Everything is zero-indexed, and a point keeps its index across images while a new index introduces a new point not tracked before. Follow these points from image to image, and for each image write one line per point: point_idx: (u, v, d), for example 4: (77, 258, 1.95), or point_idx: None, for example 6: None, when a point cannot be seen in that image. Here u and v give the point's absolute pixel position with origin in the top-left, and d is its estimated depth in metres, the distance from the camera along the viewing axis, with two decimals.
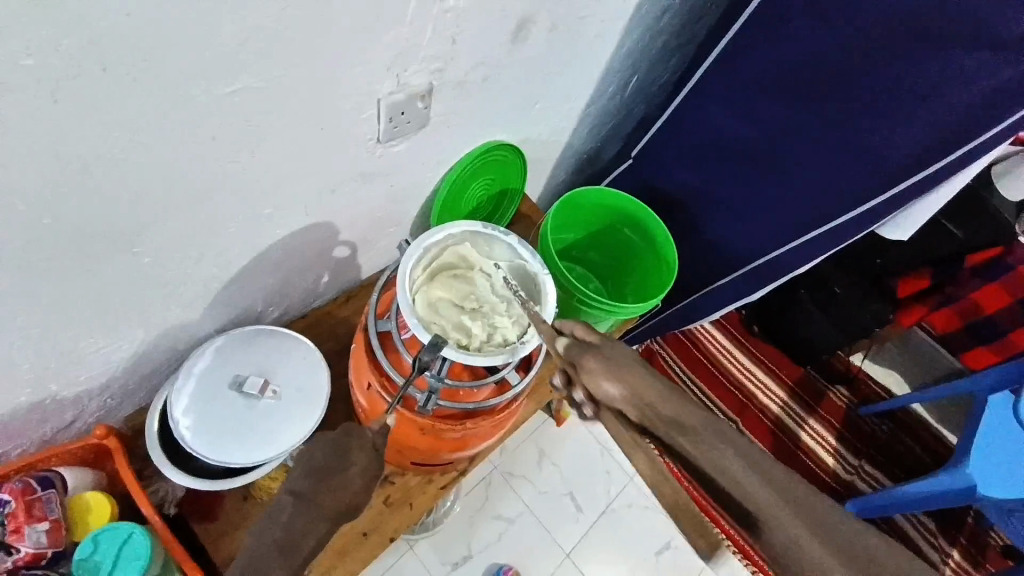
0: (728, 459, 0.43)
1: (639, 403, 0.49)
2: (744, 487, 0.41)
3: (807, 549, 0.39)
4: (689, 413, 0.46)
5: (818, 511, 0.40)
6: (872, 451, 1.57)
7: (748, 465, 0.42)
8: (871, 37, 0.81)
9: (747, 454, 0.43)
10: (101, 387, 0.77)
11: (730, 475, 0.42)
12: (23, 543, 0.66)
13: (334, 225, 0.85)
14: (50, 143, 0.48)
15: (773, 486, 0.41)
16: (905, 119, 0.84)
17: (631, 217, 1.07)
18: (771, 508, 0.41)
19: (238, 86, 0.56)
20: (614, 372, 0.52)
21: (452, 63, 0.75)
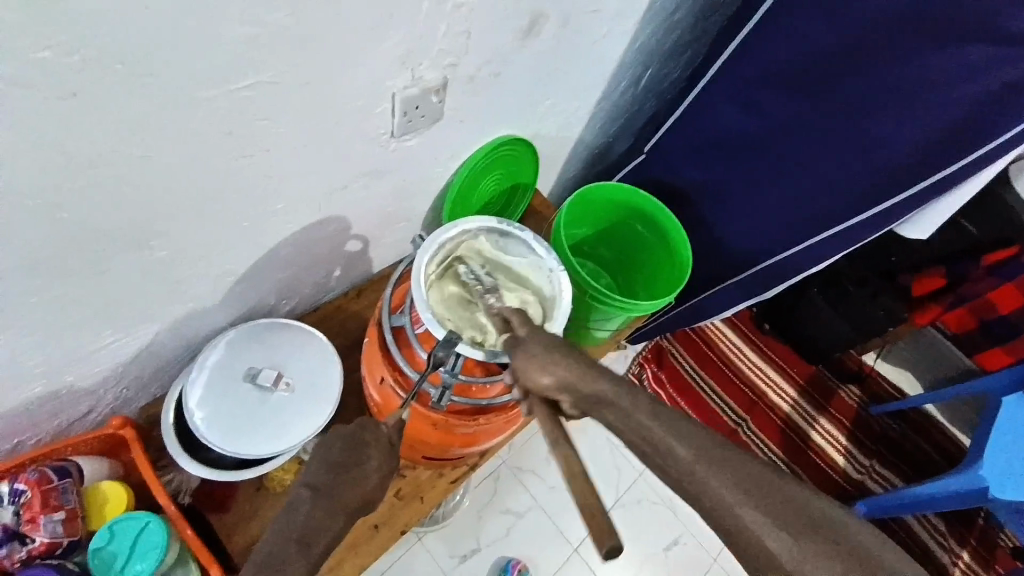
0: (661, 433, 0.50)
1: (579, 393, 0.52)
2: (677, 455, 0.49)
3: (731, 501, 0.46)
4: (614, 392, 0.52)
5: (736, 463, 0.48)
6: (883, 451, 1.56)
7: (677, 435, 0.49)
8: (898, 27, 0.80)
9: (674, 428, 0.50)
10: (116, 378, 0.77)
11: (663, 446, 0.49)
12: (39, 532, 0.67)
13: (346, 219, 0.85)
14: (68, 138, 0.49)
15: (697, 448, 0.49)
16: (926, 116, 0.83)
17: (644, 213, 1.06)
18: (698, 471, 0.48)
19: (252, 82, 0.56)
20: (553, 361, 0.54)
21: (465, 57, 0.74)
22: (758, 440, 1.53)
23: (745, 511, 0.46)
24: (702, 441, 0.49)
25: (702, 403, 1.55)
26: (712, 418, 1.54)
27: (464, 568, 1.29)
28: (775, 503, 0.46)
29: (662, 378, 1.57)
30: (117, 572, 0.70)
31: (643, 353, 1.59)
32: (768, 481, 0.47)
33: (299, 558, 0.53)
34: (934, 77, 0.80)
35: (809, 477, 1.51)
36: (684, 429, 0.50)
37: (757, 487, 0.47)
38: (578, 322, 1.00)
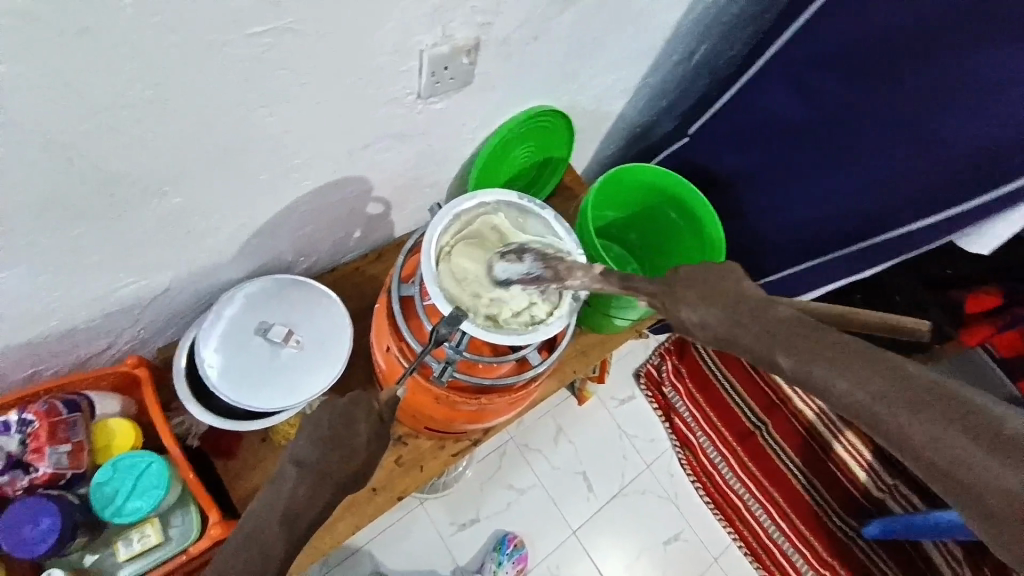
0: (818, 369, 0.39)
1: (727, 300, 0.45)
2: (852, 398, 0.37)
3: (875, 410, 0.37)
4: (754, 296, 0.45)
5: (925, 381, 0.36)
6: (909, 472, 1.47)
7: (846, 366, 0.38)
8: (995, 14, 0.71)
9: (808, 350, 0.40)
10: (133, 320, 0.79)
11: (838, 390, 0.38)
12: (43, 462, 0.70)
13: (367, 180, 0.83)
14: (81, 76, 0.48)
15: (840, 365, 0.38)
16: (1004, 123, 0.74)
17: (677, 199, 1.01)
18: (831, 386, 0.38)
19: (270, 27, 0.53)
20: (687, 299, 0.48)
21: (500, 17, 0.70)
22: (777, 446, 1.48)
23: (905, 424, 0.36)
24: (856, 342, 0.39)
25: (720, 402, 1.50)
26: (729, 418, 1.49)
27: (461, 536, 1.30)
28: (933, 409, 0.35)
29: (681, 371, 1.52)
30: (115, 507, 0.72)
31: (665, 344, 1.54)
32: (921, 379, 0.36)
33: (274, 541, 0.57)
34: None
35: (825, 489, 1.45)
36: (857, 356, 0.38)
37: (953, 407, 0.35)
38: (597, 308, 0.97)
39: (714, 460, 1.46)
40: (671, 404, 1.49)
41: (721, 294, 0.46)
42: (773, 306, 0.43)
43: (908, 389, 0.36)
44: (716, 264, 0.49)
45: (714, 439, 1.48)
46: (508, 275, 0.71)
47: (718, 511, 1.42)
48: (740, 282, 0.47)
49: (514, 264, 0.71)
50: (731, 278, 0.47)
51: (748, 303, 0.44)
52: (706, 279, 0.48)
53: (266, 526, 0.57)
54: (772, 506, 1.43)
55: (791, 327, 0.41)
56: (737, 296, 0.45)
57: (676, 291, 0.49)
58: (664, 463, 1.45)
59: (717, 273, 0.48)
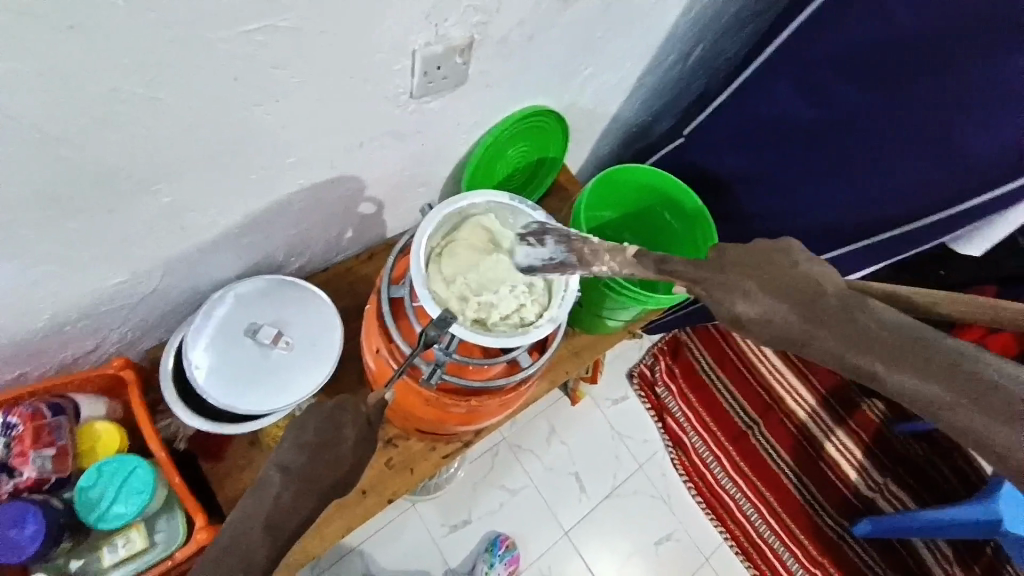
0: (887, 369, 0.38)
1: (792, 292, 0.43)
2: (919, 403, 0.36)
3: (947, 411, 0.35)
4: (826, 287, 0.42)
5: (1004, 387, 0.34)
6: (900, 473, 1.48)
7: (910, 369, 0.37)
8: (1009, 13, 0.69)
9: (874, 349, 0.39)
10: (120, 321, 0.77)
11: (901, 393, 0.37)
12: (27, 466, 0.70)
13: (360, 180, 0.82)
14: (66, 72, 0.47)
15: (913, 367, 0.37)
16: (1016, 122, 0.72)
17: (672, 200, 1.01)
18: (904, 385, 0.37)
19: (262, 26, 0.52)
20: (744, 287, 0.45)
21: (496, 16, 0.69)
22: (769, 446, 1.48)
23: (985, 424, 0.34)
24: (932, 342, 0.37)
25: (713, 403, 1.51)
26: (721, 418, 1.50)
27: (454, 537, 1.30)
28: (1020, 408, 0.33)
29: (674, 372, 1.53)
30: (100, 511, 0.71)
31: (659, 344, 1.54)
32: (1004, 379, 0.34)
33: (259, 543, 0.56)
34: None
35: (816, 489, 1.46)
36: (925, 358, 0.37)
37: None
38: (590, 309, 0.96)
39: (707, 459, 1.46)
40: (665, 405, 1.49)
41: (785, 284, 0.44)
42: (847, 301, 0.41)
43: (981, 395, 0.34)
44: (776, 248, 0.46)
45: (707, 439, 1.48)
46: (530, 262, 0.72)
47: (710, 511, 1.43)
48: (809, 268, 0.44)
49: (538, 248, 0.71)
50: (798, 265, 0.45)
51: (812, 293, 0.43)
52: (771, 264, 0.45)
53: (251, 534, 0.56)
54: (763, 505, 1.44)
55: (865, 325, 0.40)
56: (805, 286, 0.43)
57: (733, 277, 0.46)
58: (656, 463, 1.45)
59: (784, 260, 0.45)
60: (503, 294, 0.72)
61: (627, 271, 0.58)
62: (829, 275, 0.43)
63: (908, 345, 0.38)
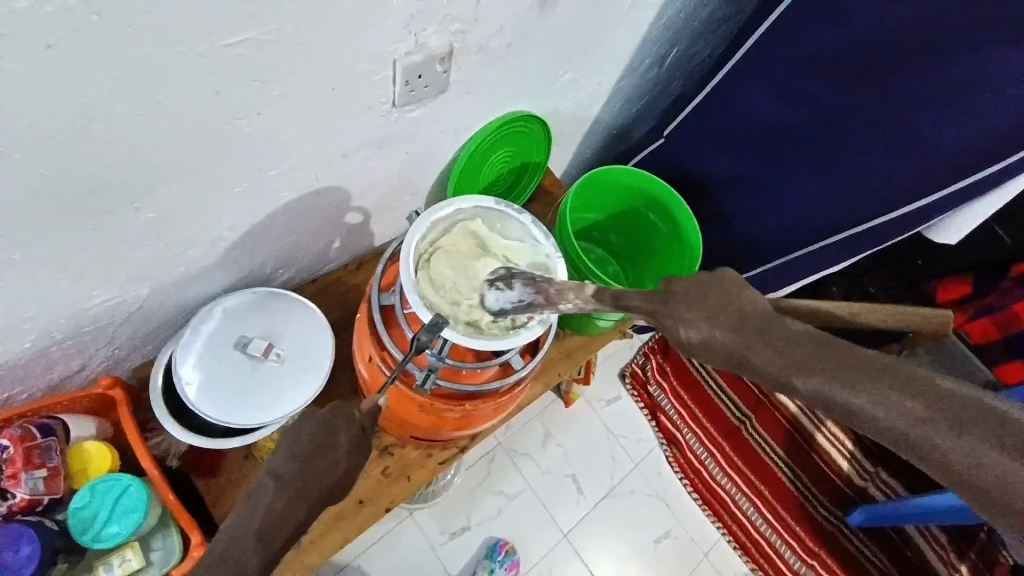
0: (828, 385, 0.41)
1: (731, 321, 0.45)
2: (884, 420, 0.40)
3: (884, 417, 0.40)
4: (759, 312, 0.45)
5: (939, 390, 0.39)
6: (891, 460, 1.51)
7: (866, 386, 0.40)
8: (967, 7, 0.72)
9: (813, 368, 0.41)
10: (108, 339, 0.77)
11: (867, 413, 0.40)
12: (19, 488, 0.68)
13: (345, 189, 0.82)
14: (50, 85, 0.46)
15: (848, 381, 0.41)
16: (974, 114, 0.76)
17: (655, 200, 1.02)
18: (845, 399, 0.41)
19: (243, 39, 0.53)
20: (688, 317, 0.47)
21: (475, 24, 0.70)
22: (762, 440, 1.50)
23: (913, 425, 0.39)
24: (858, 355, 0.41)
25: (705, 399, 1.52)
26: (714, 414, 1.51)
27: (453, 545, 1.29)
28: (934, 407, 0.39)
29: (666, 370, 1.54)
30: (94, 532, 0.70)
31: (649, 343, 1.55)
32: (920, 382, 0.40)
33: (256, 555, 0.56)
34: (1004, 74, 0.72)
35: (810, 480, 1.48)
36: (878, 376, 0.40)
37: (969, 413, 0.38)
38: (579, 310, 0.97)
39: (701, 456, 1.48)
40: (657, 403, 1.50)
41: (734, 316, 0.46)
42: (782, 325, 0.44)
43: (927, 399, 0.39)
44: (714, 277, 0.48)
45: (700, 435, 1.49)
46: (501, 306, 0.69)
47: (707, 507, 1.44)
48: (742, 296, 0.47)
49: (506, 291, 0.69)
50: (738, 294, 0.47)
51: (759, 322, 0.45)
52: (715, 295, 0.47)
53: (247, 547, 0.56)
54: (758, 499, 1.45)
55: (801, 347, 0.43)
56: (742, 314, 0.46)
57: (676, 309, 0.48)
58: (652, 461, 1.46)
59: (722, 289, 0.47)
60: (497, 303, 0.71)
61: (590, 307, 0.60)
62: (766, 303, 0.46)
63: (862, 363, 0.41)
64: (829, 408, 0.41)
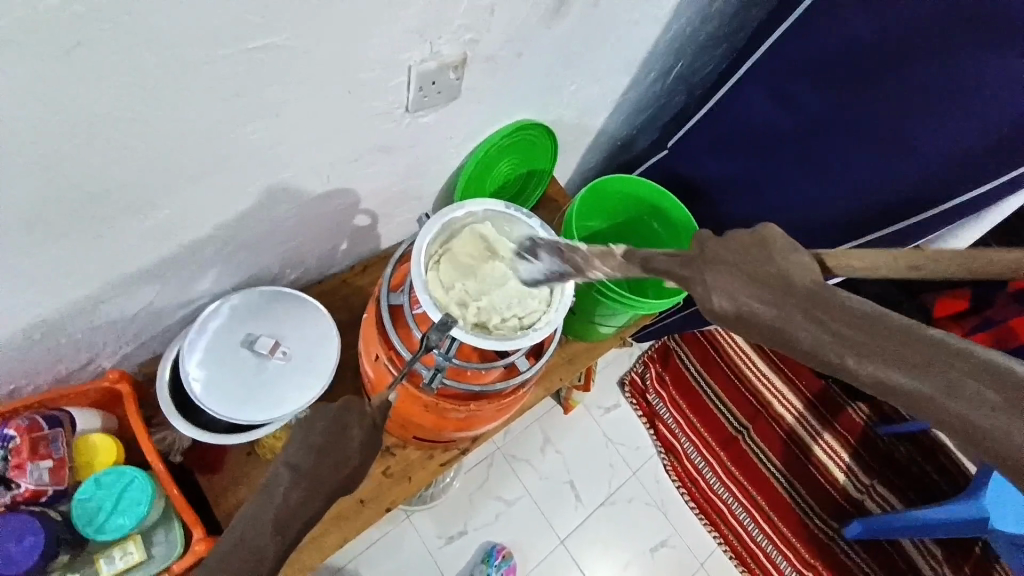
0: (871, 361, 0.37)
1: (769, 286, 0.42)
2: (947, 412, 0.34)
3: (940, 402, 0.34)
4: (801, 279, 0.41)
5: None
6: (887, 474, 1.51)
7: (914, 365, 0.36)
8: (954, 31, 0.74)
9: (854, 342, 0.37)
10: (117, 333, 0.77)
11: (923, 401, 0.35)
12: (24, 479, 0.68)
13: (355, 191, 0.83)
14: (58, 92, 0.48)
15: (893, 358, 0.36)
16: (973, 121, 0.76)
17: (659, 209, 1.04)
18: (891, 379, 0.36)
19: (263, 43, 0.54)
20: (722, 284, 0.44)
21: (487, 34, 0.72)
22: (760, 451, 1.50)
23: (976, 413, 0.33)
24: (911, 329, 0.36)
25: (704, 409, 1.53)
26: (712, 424, 1.52)
27: (451, 549, 1.29)
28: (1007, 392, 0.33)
29: (665, 379, 1.55)
30: (98, 525, 0.71)
31: (649, 352, 1.57)
32: (988, 362, 0.34)
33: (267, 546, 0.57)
34: (996, 81, 0.72)
35: (807, 492, 1.48)
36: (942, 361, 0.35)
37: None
38: (582, 316, 0.98)
39: (699, 465, 1.48)
40: (656, 412, 1.51)
41: (769, 282, 0.42)
42: (825, 293, 0.40)
43: (1007, 392, 0.33)
44: (758, 239, 0.45)
45: (698, 445, 1.50)
46: (532, 276, 0.74)
47: (703, 517, 1.44)
48: (786, 260, 0.43)
49: (535, 263, 0.74)
50: (780, 257, 0.43)
51: (800, 289, 0.41)
52: (752, 257, 0.44)
53: (255, 540, 0.57)
54: (756, 510, 1.45)
55: (844, 316, 0.38)
56: (782, 280, 0.42)
57: (710, 274, 0.45)
58: (650, 470, 1.46)
59: (764, 253, 0.44)
60: (506, 296, 0.74)
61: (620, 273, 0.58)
62: (813, 269, 0.42)
63: (912, 338, 0.36)
64: (875, 387, 0.37)
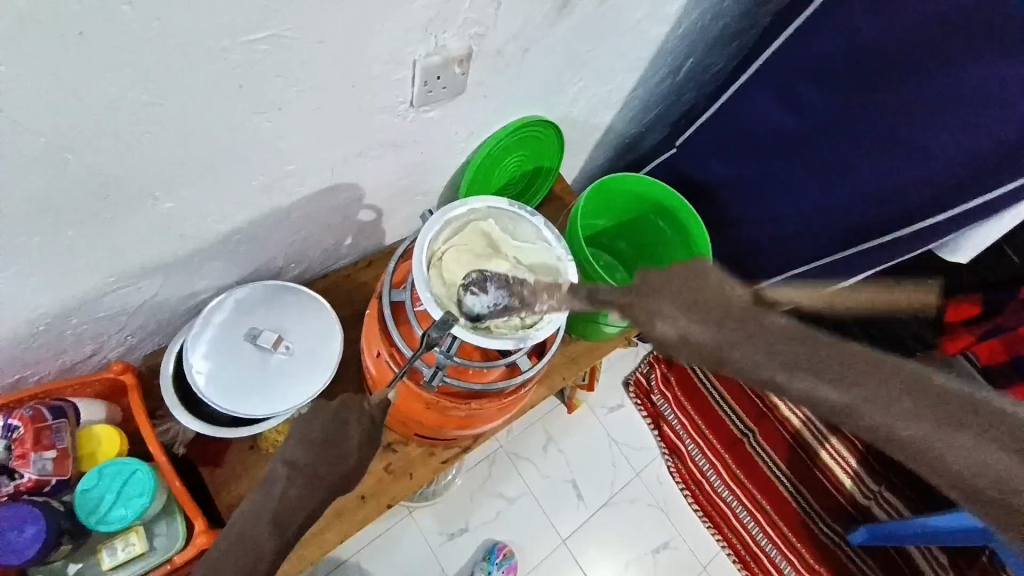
0: (809, 379, 0.38)
1: (712, 311, 0.43)
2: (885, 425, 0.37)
3: (869, 412, 0.37)
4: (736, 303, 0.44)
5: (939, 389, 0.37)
6: (895, 480, 1.49)
7: (846, 378, 0.38)
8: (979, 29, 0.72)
9: (790, 360, 0.39)
10: (121, 325, 0.78)
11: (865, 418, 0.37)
12: (27, 469, 0.69)
13: (360, 186, 0.83)
14: (61, 84, 0.48)
15: (826, 374, 0.38)
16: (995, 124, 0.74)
17: (665, 209, 1.03)
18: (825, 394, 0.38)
19: (266, 36, 0.54)
20: (666, 311, 0.44)
21: (492, 29, 0.71)
22: (765, 454, 1.49)
23: (897, 419, 0.36)
24: (839, 346, 0.39)
25: (709, 411, 1.52)
26: (717, 426, 1.51)
27: (452, 546, 1.29)
28: (920, 397, 0.37)
29: (669, 380, 1.54)
30: (100, 515, 0.71)
31: (654, 352, 1.56)
32: (902, 372, 0.38)
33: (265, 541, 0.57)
34: (1005, 90, 0.72)
35: (812, 496, 1.47)
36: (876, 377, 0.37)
37: (976, 417, 0.36)
38: (586, 316, 0.97)
39: (702, 467, 1.47)
40: (660, 412, 1.50)
41: (710, 306, 0.43)
42: (760, 318, 0.42)
43: (930, 402, 0.36)
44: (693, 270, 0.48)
45: (702, 446, 1.49)
46: (477, 309, 0.69)
47: (706, 518, 1.43)
48: (722, 289, 0.45)
49: (481, 295, 0.69)
50: (714, 285, 0.45)
51: (743, 314, 0.43)
52: (694, 287, 0.45)
53: (252, 535, 0.57)
54: (759, 513, 1.44)
55: (779, 338, 0.40)
56: (721, 306, 0.43)
57: (654, 303, 0.46)
58: (653, 471, 1.45)
59: (700, 282, 0.46)
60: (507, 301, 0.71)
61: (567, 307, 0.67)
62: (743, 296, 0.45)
63: (840, 353, 0.39)
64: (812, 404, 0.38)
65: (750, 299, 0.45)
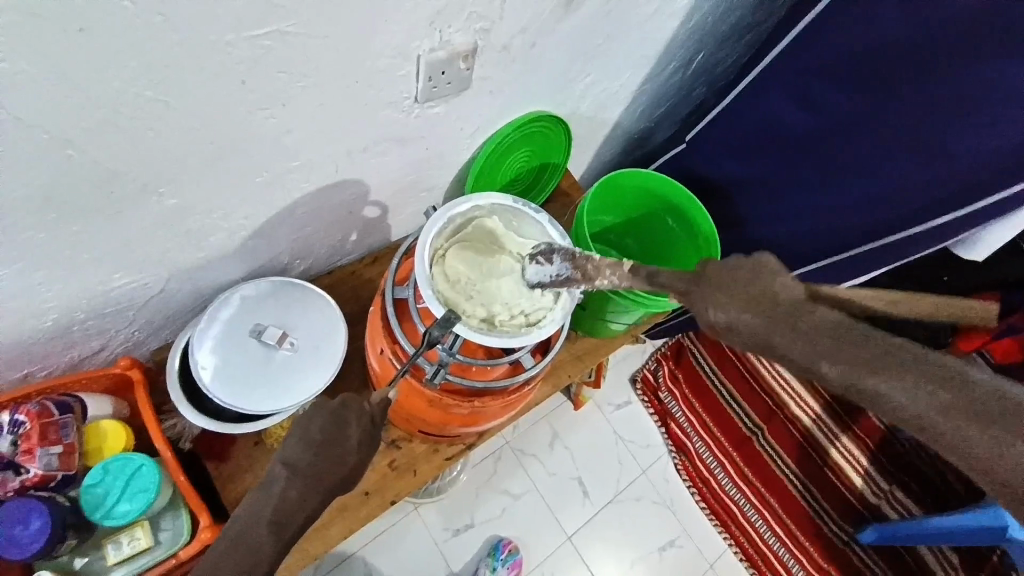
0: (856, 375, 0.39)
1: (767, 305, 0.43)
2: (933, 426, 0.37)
3: (913, 411, 0.38)
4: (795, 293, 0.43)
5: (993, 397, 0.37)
6: (906, 480, 1.47)
7: (892, 376, 0.38)
8: (1002, 24, 0.70)
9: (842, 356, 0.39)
10: (128, 320, 0.78)
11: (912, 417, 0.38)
12: (33, 464, 0.70)
13: (364, 183, 0.82)
14: (64, 79, 0.47)
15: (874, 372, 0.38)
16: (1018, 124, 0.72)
17: (674, 206, 1.01)
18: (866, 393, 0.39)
19: (270, 31, 0.54)
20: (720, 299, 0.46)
21: (499, 22, 0.70)
22: (773, 453, 1.47)
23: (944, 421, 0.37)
24: (891, 344, 0.39)
25: (717, 409, 1.50)
26: (725, 424, 1.49)
27: (457, 542, 1.30)
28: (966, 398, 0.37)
29: (677, 377, 1.52)
30: (106, 510, 0.72)
31: (662, 349, 1.54)
32: (955, 375, 0.38)
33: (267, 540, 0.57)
34: None
35: (821, 496, 1.45)
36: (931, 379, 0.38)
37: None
38: (592, 313, 0.96)
39: (710, 465, 1.46)
40: (668, 410, 1.49)
41: (763, 299, 0.44)
42: (814, 310, 0.42)
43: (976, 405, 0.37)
44: (750, 262, 0.46)
45: (710, 444, 1.47)
46: (539, 279, 0.71)
47: (713, 517, 1.42)
48: (780, 279, 0.44)
49: (545, 265, 0.71)
50: (770, 277, 0.45)
51: (791, 308, 0.42)
52: (751, 279, 0.45)
53: (255, 533, 0.57)
54: (767, 513, 1.43)
55: (831, 333, 0.40)
56: (773, 298, 0.43)
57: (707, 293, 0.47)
58: (660, 469, 1.44)
59: (760, 272, 0.45)
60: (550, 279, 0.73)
61: (625, 284, 0.61)
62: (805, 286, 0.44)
63: (890, 351, 0.39)
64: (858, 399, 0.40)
65: (808, 292, 0.44)
